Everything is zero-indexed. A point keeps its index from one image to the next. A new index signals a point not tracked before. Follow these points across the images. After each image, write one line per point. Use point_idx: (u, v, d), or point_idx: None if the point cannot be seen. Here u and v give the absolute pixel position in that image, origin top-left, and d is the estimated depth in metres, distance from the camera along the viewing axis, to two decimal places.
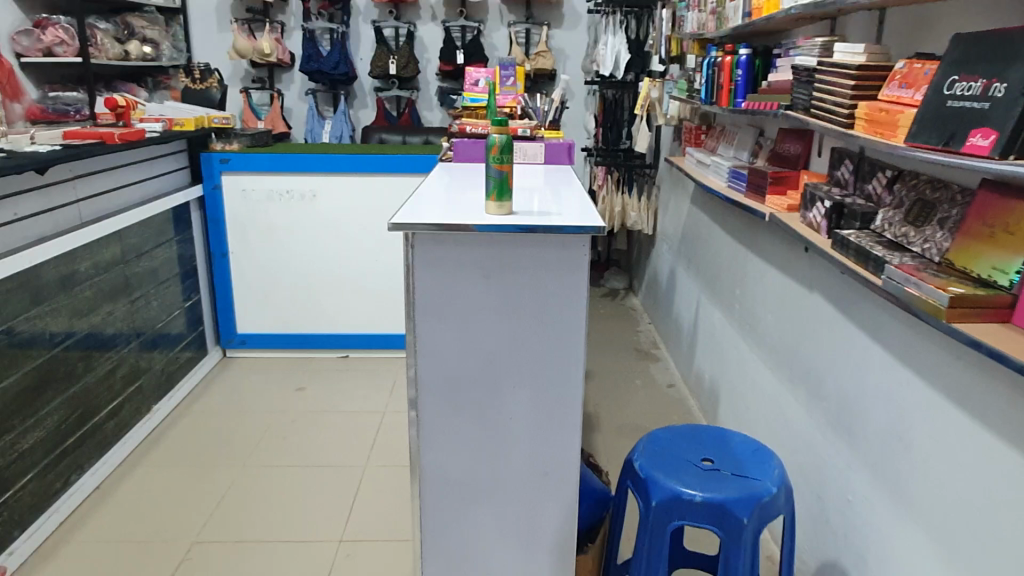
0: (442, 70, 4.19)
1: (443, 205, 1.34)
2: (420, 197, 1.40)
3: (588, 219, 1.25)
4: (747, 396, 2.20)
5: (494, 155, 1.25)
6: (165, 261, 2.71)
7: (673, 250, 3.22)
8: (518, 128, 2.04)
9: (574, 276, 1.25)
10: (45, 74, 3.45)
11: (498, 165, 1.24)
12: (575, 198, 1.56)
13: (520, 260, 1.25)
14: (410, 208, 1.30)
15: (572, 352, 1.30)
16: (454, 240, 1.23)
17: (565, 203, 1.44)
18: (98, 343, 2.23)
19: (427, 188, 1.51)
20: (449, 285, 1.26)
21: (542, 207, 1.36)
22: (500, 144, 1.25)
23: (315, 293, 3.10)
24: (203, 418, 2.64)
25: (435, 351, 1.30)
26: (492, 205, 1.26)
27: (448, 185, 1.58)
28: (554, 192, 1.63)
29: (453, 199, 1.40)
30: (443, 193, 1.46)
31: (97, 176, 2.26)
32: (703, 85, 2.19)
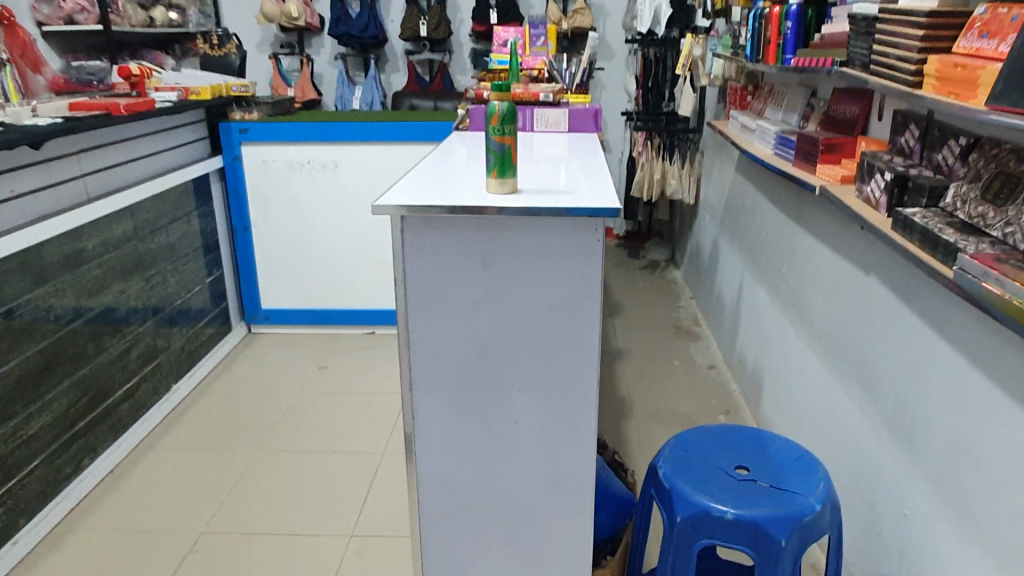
0: (475, 31, 4.00)
1: (439, 184, 1.18)
2: (415, 175, 1.25)
3: (604, 198, 1.08)
4: (794, 384, 2.02)
5: (494, 125, 1.08)
6: (184, 236, 2.63)
7: (716, 222, 3.01)
8: (539, 93, 1.86)
9: (585, 266, 1.09)
10: (69, 43, 3.38)
11: (499, 138, 1.08)
12: (595, 172, 1.39)
13: (525, 247, 1.09)
14: (401, 187, 1.15)
15: (586, 351, 1.14)
16: (449, 224, 1.08)
17: (581, 179, 1.27)
18: (110, 323, 2.16)
19: (428, 164, 1.36)
20: (443, 275, 1.11)
21: (553, 183, 1.19)
22: (501, 112, 1.08)
23: (341, 268, 2.99)
24: (224, 398, 2.57)
25: (430, 348, 1.16)
26: (493, 184, 1.10)
27: (454, 159, 1.42)
28: (573, 165, 1.46)
29: (453, 177, 1.24)
30: (443, 169, 1.31)
31: (104, 150, 2.17)
32: (748, 40, 1.97)
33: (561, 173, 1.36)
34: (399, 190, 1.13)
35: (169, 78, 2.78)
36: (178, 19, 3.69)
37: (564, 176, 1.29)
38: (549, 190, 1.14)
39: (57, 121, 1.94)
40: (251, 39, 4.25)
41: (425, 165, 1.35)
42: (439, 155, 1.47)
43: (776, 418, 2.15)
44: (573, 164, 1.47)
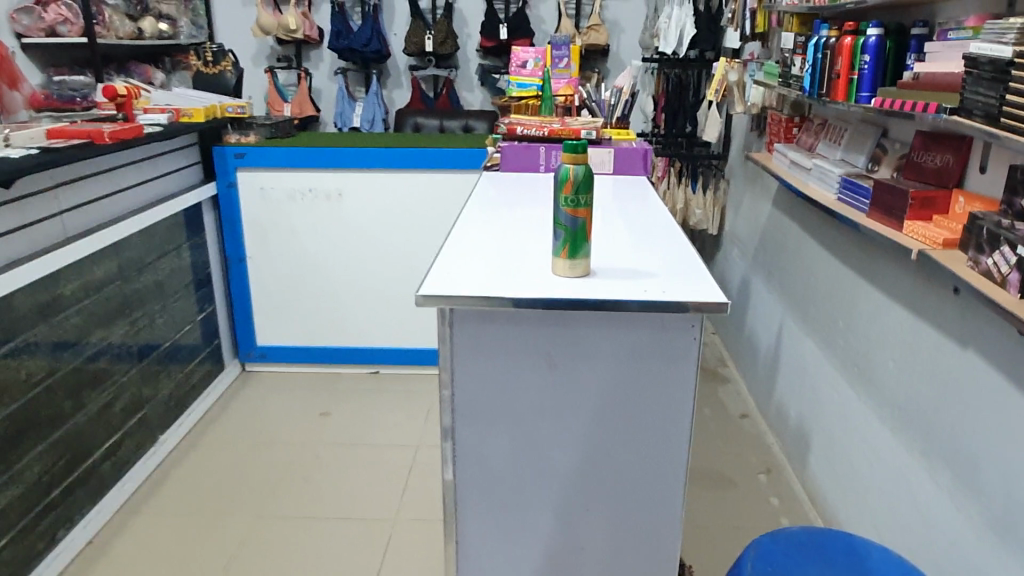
0: (483, 47, 3.80)
1: (488, 261, 0.98)
2: (453, 245, 1.06)
3: (701, 286, 0.88)
4: (855, 452, 1.82)
5: (566, 195, 0.87)
6: (174, 271, 2.40)
7: (746, 257, 2.82)
8: (580, 128, 1.65)
9: (676, 366, 0.98)
10: (51, 56, 3.15)
11: (572, 211, 0.87)
12: (666, 237, 1.19)
13: (602, 344, 0.99)
14: (447, 267, 0.95)
15: (664, 455, 1.04)
16: (509, 319, 0.98)
17: (657, 248, 1.07)
18: (91, 374, 1.93)
19: (464, 229, 1.16)
20: (503, 373, 1.01)
21: (630, 259, 0.99)
22: (575, 180, 0.86)
23: (344, 303, 2.78)
24: (216, 449, 2.34)
25: (485, 450, 1.05)
26: (560, 267, 0.91)
27: (497, 220, 1.23)
28: (634, 226, 1.27)
29: (500, 249, 1.05)
30: (486, 237, 1.11)
31: (85, 182, 1.94)
32: (806, 71, 1.78)
33: (625, 239, 1.16)
34: (444, 271, 0.93)
35: (158, 97, 2.56)
36: (169, 30, 3.47)
37: (636, 246, 1.09)
38: (629, 272, 0.93)
39: (33, 153, 1.72)
40: (247, 51, 4.03)
41: (463, 231, 1.15)
42: (474, 214, 1.27)
43: (830, 485, 1.95)
44: (634, 226, 1.27)
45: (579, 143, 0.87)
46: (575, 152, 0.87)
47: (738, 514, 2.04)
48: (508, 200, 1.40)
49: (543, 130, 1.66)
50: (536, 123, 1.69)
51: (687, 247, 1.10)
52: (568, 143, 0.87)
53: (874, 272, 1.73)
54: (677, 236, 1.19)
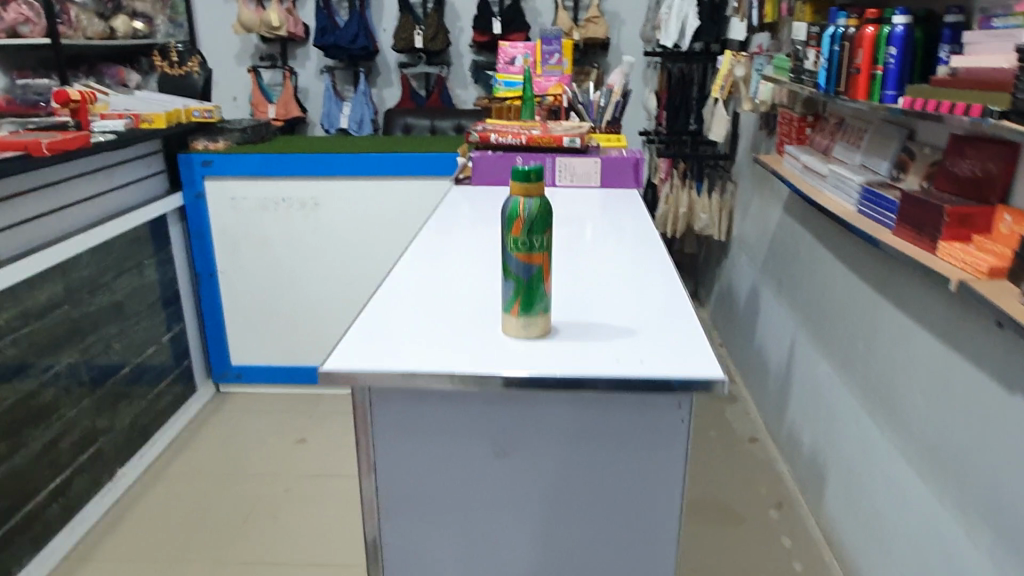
0: (476, 42, 3.61)
1: (427, 319, 0.84)
2: (386, 300, 0.91)
3: (689, 353, 0.73)
4: (878, 495, 1.61)
5: (515, 237, 0.70)
6: (136, 289, 2.22)
7: (754, 265, 2.61)
8: (563, 136, 1.44)
9: (657, 451, 0.88)
10: (16, 58, 2.98)
11: (523, 257, 0.70)
12: (657, 272, 1.02)
13: (567, 430, 0.88)
14: (375, 332, 0.80)
15: (650, 549, 0.93)
16: (453, 400, 0.88)
17: (644, 295, 0.91)
18: (31, 410, 1.75)
19: (410, 277, 1.00)
20: (454, 461, 0.90)
21: (607, 313, 0.84)
22: (527, 218, 0.69)
23: (323, 320, 2.59)
24: (182, 483, 2.17)
25: (440, 545, 0.95)
26: (513, 326, 0.75)
27: (448, 258, 1.09)
28: (618, 258, 1.09)
29: (443, 303, 0.90)
30: (434, 288, 0.95)
31: (21, 199, 1.76)
32: (820, 66, 1.58)
33: (605, 278, 0.99)
34: (369, 336, 0.79)
35: (118, 101, 2.38)
36: (144, 29, 3.29)
37: (619, 292, 0.92)
38: (604, 333, 0.78)
39: None
40: (229, 49, 3.84)
41: (403, 282, 0.98)
42: (425, 253, 1.11)
43: (849, 527, 1.75)
44: (618, 257, 1.10)
45: (530, 168, 0.70)
46: (525, 181, 0.70)
47: (747, 557, 1.84)
48: (472, 228, 1.23)
49: (519, 138, 1.45)
50: (513, 130, 1.48)
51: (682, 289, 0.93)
52: (517, 170, 0.70)
53: (901, 293, 1.52)
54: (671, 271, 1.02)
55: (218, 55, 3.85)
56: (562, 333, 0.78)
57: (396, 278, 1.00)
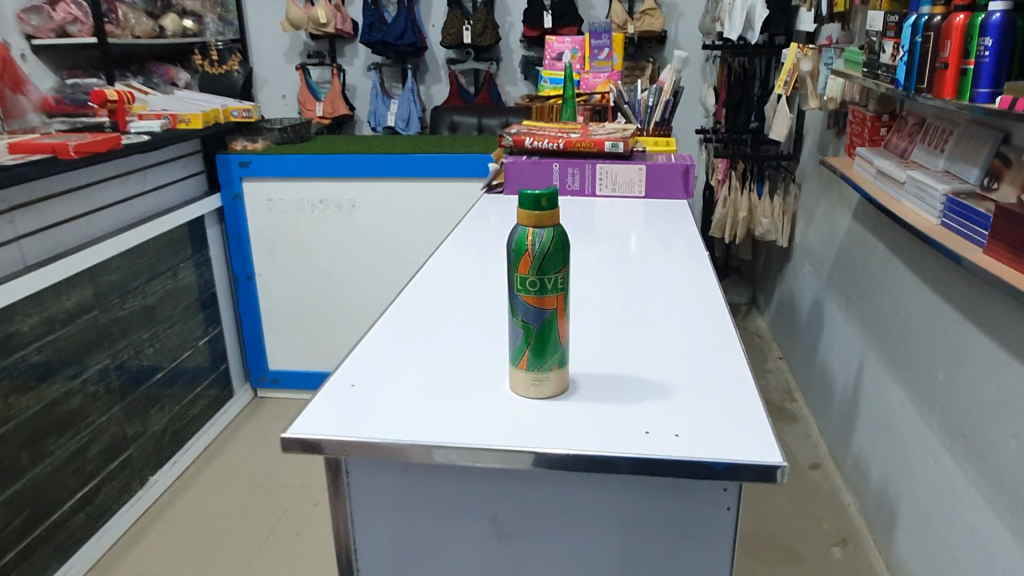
0: (526, 37, 3.49)
1: (432, 368, 0.74)
2: (387, 339, 0.81)
3: (735, 427, 0.63)
4: (957, 544, 1.43)
5: (522, 276, 0.63)
6: (170, 293, 2.18)
7: (818, 275, 2.42)
8: (604, 140, 1.29)
9: (697, 541, 0.76)
10: (68, 58, 2.99)
11: (530, 299, 0.63)
12: (704, 306, 0.89)
13: (589, 511, 0.77)
14: (368, 385, 0.72)
15: None
16: (453, 474, 0.77)
17: (685, 341, 0.79)
18: (57, 418, 1.71)
19: (421, 309, 0.89)
20: (458, 540, 0.80)
21: (641, 367, 0.74)
22: (535, 252, 0.62)
23: (361, 326, 2.52)
24: (212, 493, 2.12)
25: None
26: (521, 380, 0.67)
27: (465, 282, 0.98)
28: (659, 287, 0.96)
29: (453, 345, 0.79)
30: (445, 325, 0.84)
31: (49, 203, 1.73)
32: (899, 60, 1.41)
33: (642, 314, 0.87)
34: (363, 391, 0.70)
35: (157, 101, 2.35)
36: (193, 27, 3.28)
37: (656, 335, 0.81)
38: (635, 394, 0.69)
39: None
40: (278, 47, 3.81)
41: (412, 310, 0.89)
42: (440, 279, 0.99)
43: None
44: (659, 285, 0.96)
45: (541, 195, 0.62)
46: (534, 210, 0.62)
47: None
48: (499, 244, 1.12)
49: (556, 143, 1.31)
50: (551, 133, 1.35)
51: (730, 334, 0.81)
52: (526, 197, 0.62)
53: (991, 317, 1.34)
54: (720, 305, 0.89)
55: (267, 52, 3.82)
56: (586, 391, 0.69)
57: (404, 305, 0.90)
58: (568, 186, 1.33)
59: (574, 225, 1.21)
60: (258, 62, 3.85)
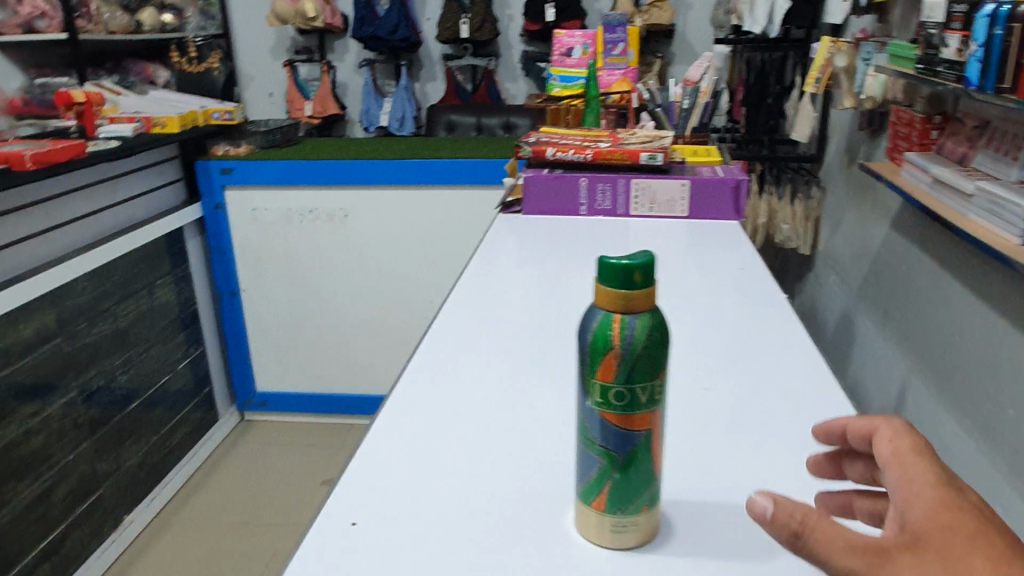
0: (526, 31, 3.30)
1: (458, 492, 0.57)
2: (396, 442, 0.63)
3: None
4: None
5: (603, 384, 0.46)
6: (145, 314, 1.99)
7: (847, 286, 2.25)
8: (640, 150, 1.18)
9: None
10: (37, 56, 2.78)
11: (611, 417, 0.47)
12: (789, 388, 0.72)
13: None
14: (377, 519, 0.54)
15: None
16: None
17: (779, 452, 0.62)
18: (15, 463, 1.52)
19: (433, 393, 0.71)
20: None
21: (733, 497, 0.57)
22: (623, 351, 0.45)
23: (354, 344, 2.34)
24: (193, 533, 1.93)
25: None
26: (596, 525, 0.50)
27: (484, 342, 0.81)
28: (727, 356, 0.78)
29: (483, 451, 0.62)
30: (468, 417, 0.66)
31: (2, 220, 1.54)
32: (970, 55, 1.22)
33: (714, 404, 0.70)
34: (370, 533, 0.53)
35: (129, 103, 2.16)
36: (173, 21, 3.07)
37: (743, 441, 0.63)
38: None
39: None
40: (264, 42, 3.60)
41: (424, 387, 0.71)
42: (452, 342, 0.81)
43: None
44: (726, 354, 0.79)
45: (630, 267, 0.46)
46: (622, 289, 0.46)
47: None
48: (522, 290, 0.94)
49: (584, 154, 1.20)
50: (574, 143, 1.24)
51: None
52: (609, 272, 0.46)
53: None
54: (815, 390, 0.71)
55: (252, 48, 3.62)
56: (676, 541, 0.52)
57: (414, 379, 0.73)
58: (599, 205, 1.21)
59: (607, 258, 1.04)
60: (242, 59, 3.64)
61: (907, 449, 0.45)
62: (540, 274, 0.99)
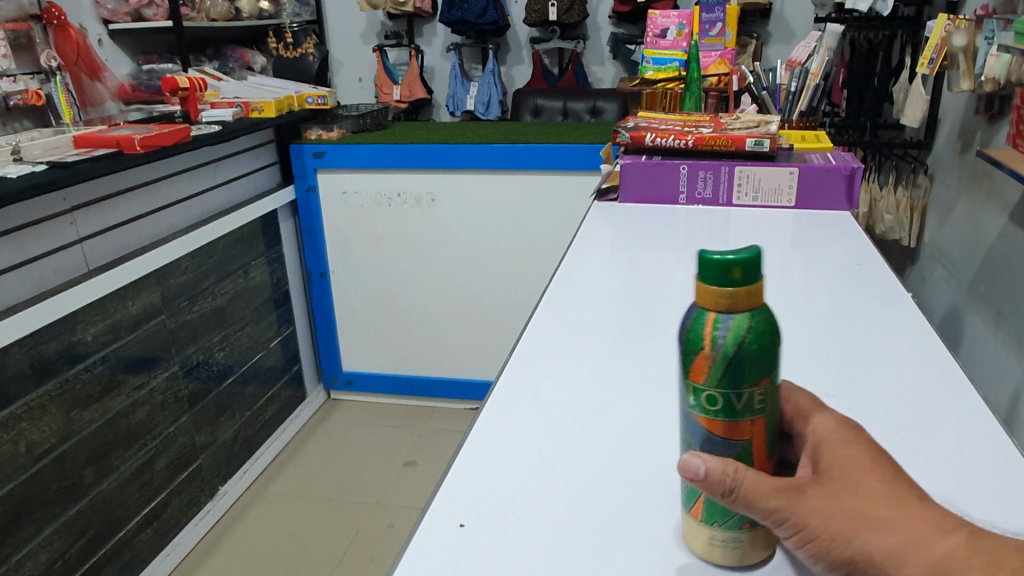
0: (615, 13, 3.23)
1: (567, 498, 0.55)
2: (498, 439, 0.62)
3: None
4: None
5: (697, 386, 0.45)
6: (241, 293, 2.06)
7: (955, 282, 2.11)
8: (745, 136, 1.13)
9: None
10: (144, 43, 2.91)
11: (708, 422, 0.45)
12: (922, 398, 0.66)
13: None
14: (484, 522, 0.53)
15: None
16: None
17: (915, 468, 0.57)
18: (122, 432, 1.60)
19: (534, 390, 0.69)
20: None
21: None
22: (716, 355, 0.44)
23: (437, 328, 2.36)
24: (283, 506, 2.00)
25: None
26: (699, 536, 0.48)
27: (583, 336, 0.79)
28: (849, 360, 0.73)
29: (589, 452, 0.60)
30: (574, 417, 0.65)
31: (113, 202, 1.61)
32: None
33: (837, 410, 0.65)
34: (478, 536, 0.52)
35: (229, 88, 2.23)
36: (270, 8, 3.16)
37: None
38: None
39: (36, 173, 1.39)
40: (355, 28, 3.66)
41: (525, 383, 0.70)
42: (549, 336, 0.79)
43: None
44: (845, 356, 0.73)
45: (732, 263, 0.44)
46: (722, 288, 0.44)
47: None
48: (619, 282, 0.92)
49: (685, 140, 1.17)
50: (674, 129, 1.21)
51: (974, 451, 0.59)
52: (711, 267, 0.44)
53: None
54: (945, 398, 0.66)
55: (343, 34, 3.68)
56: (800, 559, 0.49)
57: (514, 376, 0.72)
58: (699, 193, 1.17)
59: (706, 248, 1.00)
60: (334, 44, 3.72)
61: (809, 412, 0.49)
62: (636, 266, 0.96)
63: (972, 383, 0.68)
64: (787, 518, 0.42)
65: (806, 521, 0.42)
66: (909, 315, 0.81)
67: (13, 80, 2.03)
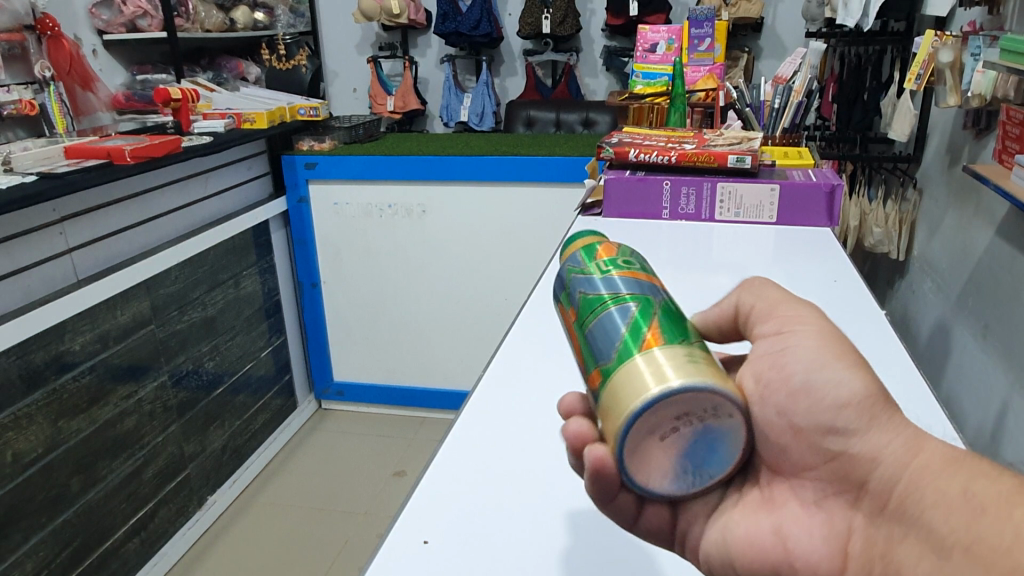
0: (608, 26, 3.25)
1: (531, 513, 0.58)
2: (468, 457, 0.64)
3: None
4: None
5: (607, 258, 0.50)
6: (232, 302, 2.06)
7: (942, 293, 2.13)
8: (728, 153, 1.15)
9: None
10: (138, 53, 2.91)
11: (626, 274, 0.48)
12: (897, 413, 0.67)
13: None
14: (448, 539, 0.55)
15: None
16: None
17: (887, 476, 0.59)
18: (109, 440, 1.60)
19: (515, 409, 0.71)
20: None
21: None
22: (615, 246, 0.51)
23: (428, 339, 2.37)
24: (270, 515, 2.00)
25: None
26: (644, 365, 0.41)
27: (558, 357, 0.80)
28: None
29: (556, 470, 0.63)
30: (545, 437, 0.67)
31: (101, 212, 1.61)
32: None
33: None
34: (442, 553, 0.54)
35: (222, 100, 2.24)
36: (264, 19, 3.18)
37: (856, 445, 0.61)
38: None
39: (24, 184, 1.39)
40: (349, 38, 3.68)
41: (495, 404, 0.72)
42: (525, 355, 0.80)
43: None
44: None
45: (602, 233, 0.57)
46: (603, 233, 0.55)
47: None
48: None
49: (668, 156, 1.18)
50: (658, 145, 1.22)
51: None
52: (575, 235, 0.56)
53: None
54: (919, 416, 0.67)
55: (339, 45, 3.71)
56: None
57: (488, 397, 0.73)
58: (683, 209, 1.18)
59: (688, 262, 1.01)
60: (330, 55, 3.74)
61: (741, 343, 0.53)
62: None
63: (941, 406, 0.69)
64: (809, 343, 0.46)
65: (790, 343, 0.46)
66: (886, 334, 0.82)
67: (6, 90, 2.02)
